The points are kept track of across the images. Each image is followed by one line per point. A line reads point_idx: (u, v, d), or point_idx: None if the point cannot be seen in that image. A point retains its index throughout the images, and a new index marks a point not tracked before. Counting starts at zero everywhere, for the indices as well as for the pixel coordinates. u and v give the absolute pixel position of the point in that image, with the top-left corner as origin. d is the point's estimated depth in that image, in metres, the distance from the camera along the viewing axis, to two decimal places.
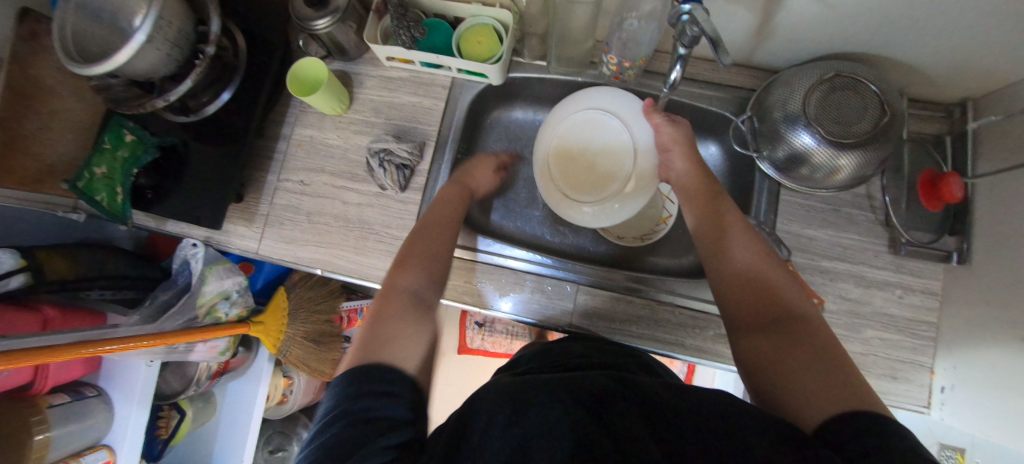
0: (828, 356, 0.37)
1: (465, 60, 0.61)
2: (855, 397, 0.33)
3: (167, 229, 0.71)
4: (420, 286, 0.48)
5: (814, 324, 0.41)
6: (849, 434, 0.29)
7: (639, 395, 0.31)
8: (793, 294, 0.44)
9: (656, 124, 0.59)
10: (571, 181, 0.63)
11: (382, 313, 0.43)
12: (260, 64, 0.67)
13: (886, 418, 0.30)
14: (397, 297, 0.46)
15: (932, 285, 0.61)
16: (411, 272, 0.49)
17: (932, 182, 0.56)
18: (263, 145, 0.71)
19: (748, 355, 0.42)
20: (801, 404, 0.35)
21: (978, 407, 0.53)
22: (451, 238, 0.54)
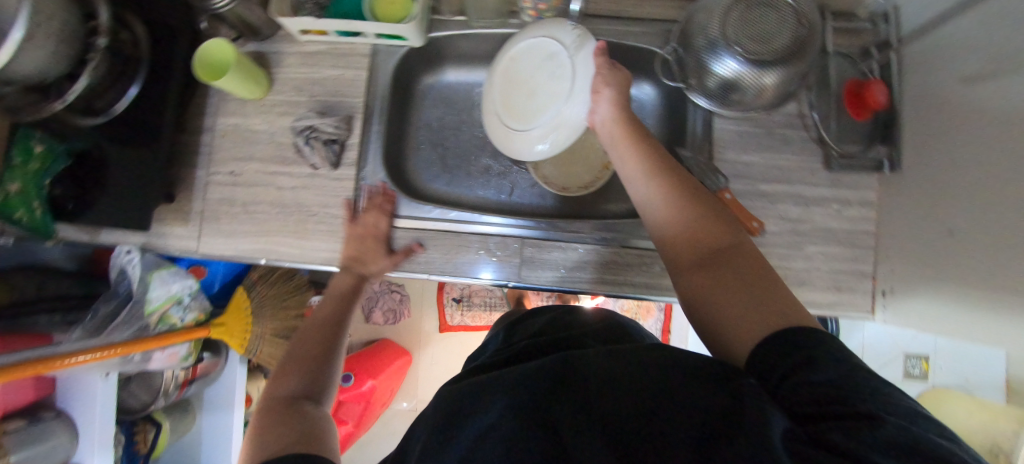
0: (759, 282, 0.38)
1: (378, 23, 0.58)
2: (783, 315, 0.34)
3: (101, 239, 0.68)
4: (296, 386, 0.48)
5: (746, 254, 0.41)
6: (780, 355, 0.31)
7: (583, 379, 0.33)
8: (723, 228, 0.44)
9: (597, 65, 0.54)
10: (510, 109, 0.63)
11: (260, 423, 0.42)
12: (166, 53, 0.63)
13: (810, 332, 0.31)
14: (273, 406, 0.44)
15: (867, 195, 0.62)
16: (284, 380, 0.49)
17: (857, 92, 0.57)
18: (187, 140, 0.68)
19: (689, 291, 0.43)
20: (737, 334, 0.36)
21: (918, 303, 0.55)
22: (333, 336, 0.56)
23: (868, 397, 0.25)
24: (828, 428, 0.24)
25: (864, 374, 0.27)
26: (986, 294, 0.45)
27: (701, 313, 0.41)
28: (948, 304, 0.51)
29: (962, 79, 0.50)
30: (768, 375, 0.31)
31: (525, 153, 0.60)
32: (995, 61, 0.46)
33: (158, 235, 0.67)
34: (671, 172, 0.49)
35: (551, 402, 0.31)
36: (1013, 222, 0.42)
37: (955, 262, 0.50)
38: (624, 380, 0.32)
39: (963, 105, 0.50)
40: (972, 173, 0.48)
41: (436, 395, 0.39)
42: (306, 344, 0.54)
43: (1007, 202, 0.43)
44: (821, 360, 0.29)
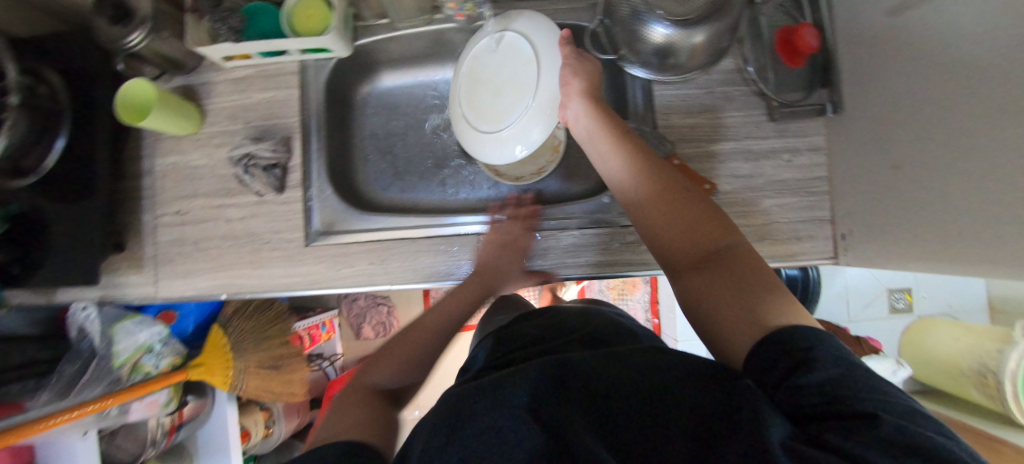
0: (757, 283, 0.36)
1: (298, 39, 0.56)
2: (781, 317, 0.33)
3: (58, 299, 0.66)
4: (386, 380, 0.49)
5: (741, 252, 0.39)
6: (777, 354, 0.30)
7: (581, 380, 0.33)
8: (723, 227, 0.43)
9: (565, 56, 0.54)
10: (477, 108, 0.60)
11: (344, 402, 0.43)
12: (87, 100, 0.61)
13: (806, 330, 0.30)
14: (363, 391, 0.45)
15: (816, 140, 0.62)
16: (380, 369, 0.50)
17: (787, 39, 0.56)
18: (128, 186, 0.67)
19: (687, 293, 0.42)
20: (733, 337, 0.35)
21: (878, 240, 0.55)
22: (438, 339, 0.55)
23: (868, 397, 0.25)
24: (829, 429, 0.24)
25: (862, 372, 0.27)
26: (951, 223, 0.45)
27: (698, 315, 0.40)
28: (906, 236, 0.51)
29: (890, 12, 0.50)
30: (764, 376, 0.30)
31: (495, 153, 0.58)
32: None
33: (114, 285, 0.66)
34: (658, 169, 0.48)
35: (552, 406, 0.31)
36: (973, 144, 0.42)
37: (907, 191, 0.50)
38: (627, 383, 0.32)
39: (894, 37, 0.50)
40: (920, 103, 0.48)
41: (438, 401, 0.37)
42: (416, 345, 0.54)
43: (960, 127, 0.43)
44: (817, 358, 0.28)
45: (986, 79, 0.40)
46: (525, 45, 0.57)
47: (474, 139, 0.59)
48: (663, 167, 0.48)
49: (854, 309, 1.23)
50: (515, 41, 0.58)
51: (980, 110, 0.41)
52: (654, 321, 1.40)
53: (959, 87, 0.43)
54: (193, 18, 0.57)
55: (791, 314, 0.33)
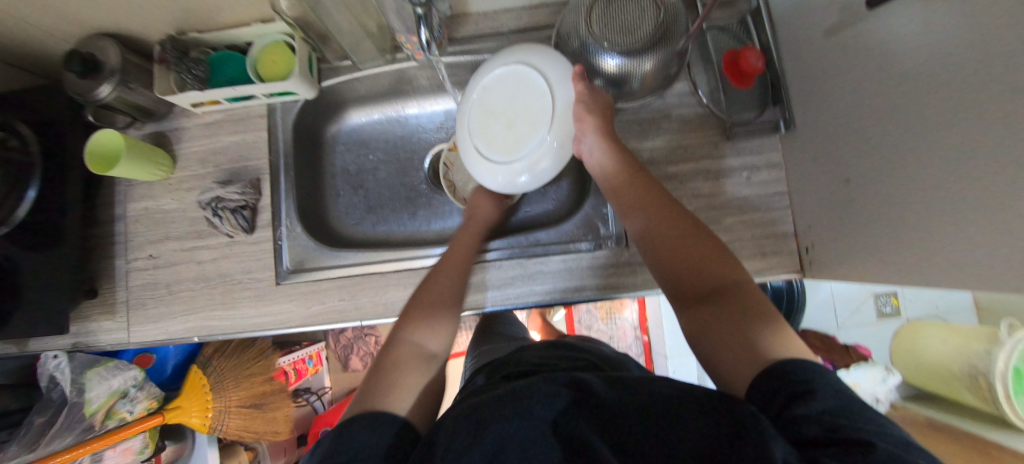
0: (760, 319, 0.37)
1: (263, 84, 0.59)
2: (783, 352, 0.34)
3: (31, 349, 0.67)
4: (430, 336, 0.50)
5: (742, 287, 0.41)
6: (779, 385, 0.31)
7: (594, 399, 0.34)
8: (729, 263, 0.43)
9: (579, 92, 0.54)
10: (486, 136, 0.58)
11: (383, 371, 0.45)
12: (59, 150, 0.63)
13: (809, 367, 0.31)
14: (404, 355, 0.47)
15: (773, 157, 0.63)
16: (423, 326, 0.50)
17: (734, 62, 0.58)
18: (101, 232, 0.67)
19: (690, 325, 0.42)
20: (737, 366, 0.36)
21: (837, 253, 0.56)
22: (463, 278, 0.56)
23: (867, 426, 0.26)
24: (821, 452, 0.25)
25: (858, 406, 0.28)
26: (900, 233, 0.45)
27: (698, 345, 0.41)
28: (860, 249, 0.52)
29: (822, 33, 0.52)
30: (767, 403, 0.31)
31: (507, 186, 0.57)
32: (846, 9, 0.48)
33: (85, 332, 0.66)
34: (667, 201, 0.50)
35: (567, 417, 0.32)
36: (909, 155, 0.42)
37: (856, 205, 0.51)
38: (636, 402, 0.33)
39: (828, 57, 0.52)
40: (857, 119, 0.49)
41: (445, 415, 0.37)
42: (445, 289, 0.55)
43: (892, 140, 0.45)
44: (817, 389, 0.29)
45: (914, 97, 0.41)
46: (537, 77, 0.55)
47: (486, 170, 0.57)
48: (671, 200, 0.50)
49: (841, 316, 1.22)
50: (527, 71, 0.56)
51: (910, 121, 0.42)
52: (644, 339, 1.39)
53: (889, 100, 0.44)
54: (162, 69, 0.61)
55: (791, 346, 0.35)
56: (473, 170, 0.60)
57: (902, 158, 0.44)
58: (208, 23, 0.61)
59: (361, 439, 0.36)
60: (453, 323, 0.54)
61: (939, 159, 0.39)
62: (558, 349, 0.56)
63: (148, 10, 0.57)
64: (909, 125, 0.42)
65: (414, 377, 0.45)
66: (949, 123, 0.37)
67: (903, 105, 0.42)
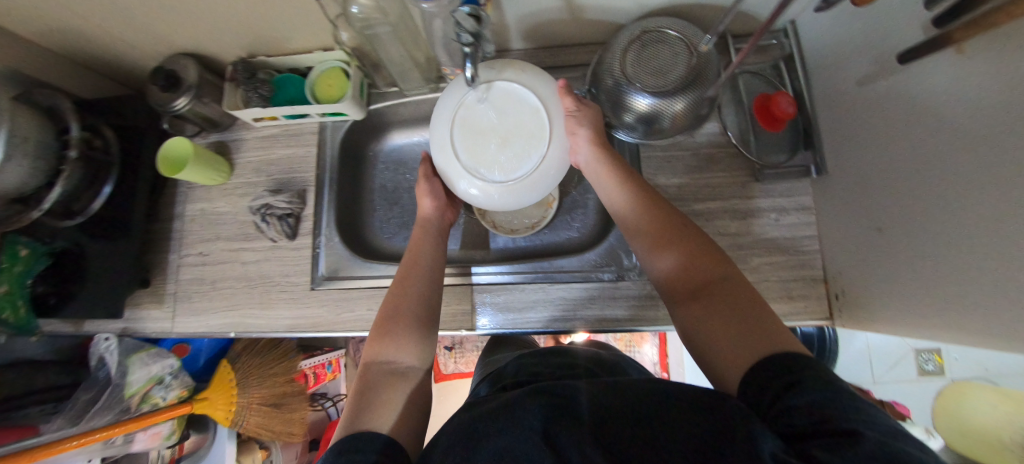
0: (754, 315, 0.38)
1: (318, 105, 0.64)
2: (772, 343, 0.35)
3: (85, 330, 0.73)
4: (400, 351, 0.52)
5: (735, 284, 0.42)
6: (769, 376, 0.32)
7: (575, 410, 0.34)
8: (715, 260, 0.45)
9: (568, 108, 0.57)
10: (475, 154, 0.55)
11: (364, 391, 0.48)
12: (135, 153, 0.70)
13: (795, 354, 0.33)
14: (379, 374, 0.49)
15: (803, 200, 0.63)
16: (393, 344, 0.52)
17: (765, 106, 0.59)
18: (160, 228, 0.74)
19: (685, 324, 0.44)
20: (730, 362, 0.37)
21: (867, 304, 0.54)
22: (421, 283, 0.57)
23: (859, 416, 0.27)
24: (813, 446, 0.26)
25: (848, 397, 0.28)
26: (934, 289, 0.44)
27: (698, 349, 0.42)
28: (891, 301, 0.50)
29: (856, 84, 0.53)
30: (760, 394, 0.32)
31: (508, 204, 0.56)
32: (880, 61, 0.48)
33: (135, 319, 0.71)
34: (656, 207, 0.52)
35: (557, 428, 0.33)
36: (946, 211, 0.42)
37: (886, 256, 0.51)
38: (616, 408, 0.33)
39: (860, 109, 0.53)
40: (888, 172, 0.49)
41: (446, 423, 0.39)
42: (408, 300, 0.56)
43: (924, 196, 0.44)
44: (804, 379, 0.30)
45: (946, 157, 0.41)
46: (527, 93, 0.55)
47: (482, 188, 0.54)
48: (661, 205, 0.52)
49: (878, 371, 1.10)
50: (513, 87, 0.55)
51: (946, 178, 0.41)
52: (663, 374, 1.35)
53: (925, 154, 0.44)
54: (232, 86, 0.68)
55: (784, 338, 0.36)
56: (463, 193, 0.56)
57: (936, 213, 0.43)
58: (274, 48, 0.68)
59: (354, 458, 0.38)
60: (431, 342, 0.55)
61: (970, 220, 0.39)
62: (552, 355, 0.57)
63: (227, 36, 0.65)
64: (945, 181, 0.42)
65: (392, 395, 0.48)
66: (983, 185, 0.37)
67: (940, 160, 0.42)
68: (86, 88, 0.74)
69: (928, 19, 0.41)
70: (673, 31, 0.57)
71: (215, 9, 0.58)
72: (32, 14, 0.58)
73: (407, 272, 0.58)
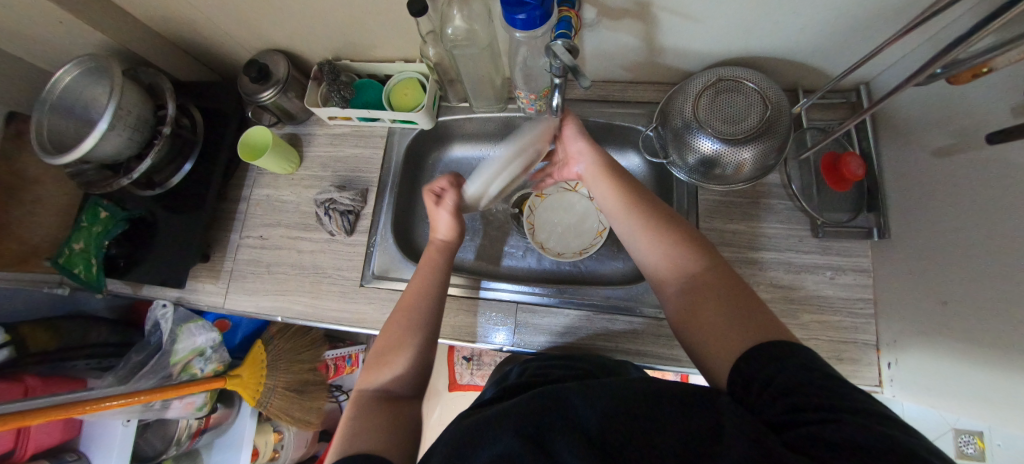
0: (746, 307, 0.40)
1: (393, 112, 0.68)
2: (759, 334, 0.37)
3: (142, 294, 0.75)
4: (394, 379, 0.49)
5: (725, 279, 0.43)
6: (760, 364, 0.34)
7: (576, 418, 0.33)
8: (703, 258, 0.46)
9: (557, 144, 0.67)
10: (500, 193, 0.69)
11: (355, 415, 0.44)
12: (217, 135, 0.74)
13: (784, 343, 0.34)
14: (370, 401, 0.46)
15: (861, 262, 0.62)
16: (388, 370, 0.49)
17: (834, 164, 0.58)
18: (226, 207, 0.77)
19: (675, 315, 0.45)
20: (723, 351, 0.38)
21: (922, 377, 0.53)
22: (422, 315, 0.54)
23: (840, 402, 0.28)
24: (804, 435, 0.27)
25: (834, 384, 0.30)
26: (1003, 375, 0.42)
27: (687, 335, 0.43)
28: (951, 379, 0.49)
29: (930, 154, 0.53)
30: (750, 385, 0.33)
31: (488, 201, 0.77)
32: (963, 135, 0.48)
33: (190, 290, 0.74)
34: (649, 208, 0.51)
35: (556, 436, 0.31)
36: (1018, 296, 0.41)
37: (941, 330, 0.50)
38: (617, 418, 0.32)
39: (934, 177, 0.52)
40: (949, 248, 0.49)
41: (448, 426, 0.38)
42: (403, 332, 0.52)
43: (988, 277, 0.44)
44: (790, 365, 0.32)
45: (1016, 238, 0.41)
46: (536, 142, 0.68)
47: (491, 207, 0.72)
48: (655, 205, 0.51)
49: None
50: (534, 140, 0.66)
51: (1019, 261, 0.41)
52: None
53: (999, 234, 0.43)
54: (315, 84, 0.72)
55: (776, 329, 0.37)
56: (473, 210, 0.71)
57: (1005, 296, 0.42)
58: (360, 55, 0.72)
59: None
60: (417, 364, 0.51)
61: None
62: (554, 360, 0.56)
63: (319, 39, 0.69)
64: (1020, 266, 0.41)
65: (379, 419, 0.43)
66: None
67: (1017, 244, 0.41)
68: (182, 71, 0.80)
69: (1021, 102, 0.41)
70: (751, 83, 0.58)
71: (314, 13, 0.62)
72: (152, 1, 0.63)
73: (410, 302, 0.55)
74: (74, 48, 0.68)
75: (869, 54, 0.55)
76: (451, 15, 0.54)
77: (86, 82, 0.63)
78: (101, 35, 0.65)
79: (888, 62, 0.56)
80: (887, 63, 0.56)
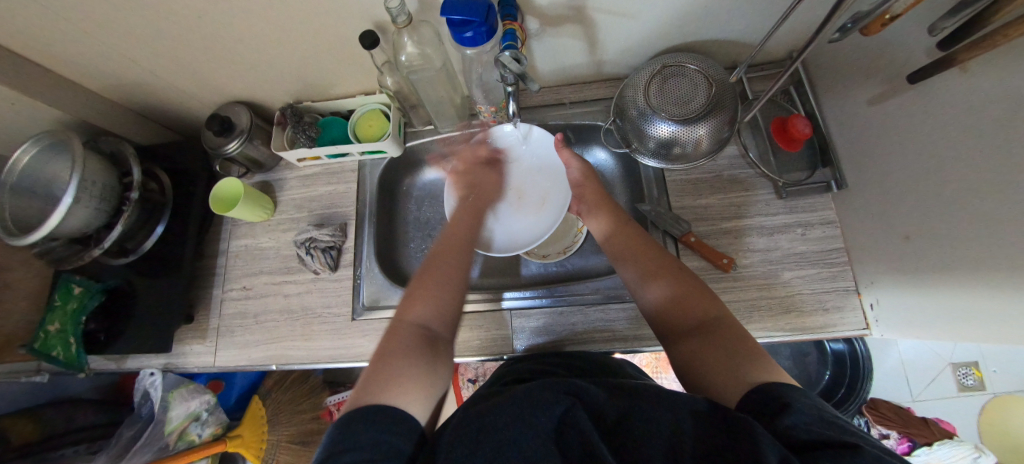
0: (742, 348, 0.40)
1: (360, 144, 0.70)
2: (759, 374, 0.37)
3: (127, 366, 0.73)
4: (429, 321, 0.48)
5: (729, 325, 0.43)
6: (765, 398, 0.33)
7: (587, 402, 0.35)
8: (706, 300, 0.47)
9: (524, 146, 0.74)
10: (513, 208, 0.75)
11: (389, 347, 0.43)
12: (187, 193, 0.74)
13: (784, 383, 0.34)
14: (405, 330, 0.46)
15: (827, 214, 0.65)
16: (424, 306, 0.49)
17: (782, 127, 0.62)
18: (205, 264, 0.76)
19: (681, 357, 0.44)
20: (725, 386, 0.37)
21: (904, 313, 0.55)
22: (459, 265, 0.55)
23: (849, 436, 0.28)
24: (820, 456, 0.27)
25: (838, 422, 0.30)
26: (974, 293, 0.45)
27: (688, 377, 0.42)
28: (931, 309, 0.51)
29: (865, 103, 0.57)
30: (758, 410, 0.33)
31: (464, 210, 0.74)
32: (891, 81, 0.52)
33: (177, 354, 0.71)
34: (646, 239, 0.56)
35: (568, 424, 0.32)
36: (970, 215, 0.44)
37: (912, 264, 0.52)
38: (623, 405, 0.35)
39: (874, 122, 0.56)
40: (900, 185, 0.52)
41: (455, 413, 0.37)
42: (441, 284, 0.52)
43: (941, 205, 0.47)
44: (795, 400, 0.32)
45: (957, 165, 0.45)
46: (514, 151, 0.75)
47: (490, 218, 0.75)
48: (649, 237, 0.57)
49: (916, 388, 1.08)
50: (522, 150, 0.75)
51: (966, 183, 0.44)
52: None
53: (941, 162, 0.47)
54: (279, 129, 0.73)
55: (770, 369, 0.37)
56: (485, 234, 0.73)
57: (959, 218, 0.45)
58: (320, 95, 0.74)
59: (367, 433, 0.33)
60: (456, 305, 0.51)
61: (992, 220, 0.41)
62: (554, 358, 0.57)
63: (279, 84, 0.71)
64: (965, 185, 0.44)
65: (412, 355, 0.43)
66: (995, 185, 0.41)
67: (959, 169, 0.44)
68: (143, 136, 0.80)
69: (932, 44, 0.46)
70: (693, 65, 0.62)
71: (270, 60, 0.64)
72: (108, 70, 0.64)
73: (444, 260, 0.55)
74: (29, 128, 0.68)
75: (793, 24, 0.60)
76: (403, 43, 0.56)
77: (46, 159, 0.63)
78: (55, 110, 0.65)
79: (809, 28, 0.61)
80: (811, 29, 0.61)
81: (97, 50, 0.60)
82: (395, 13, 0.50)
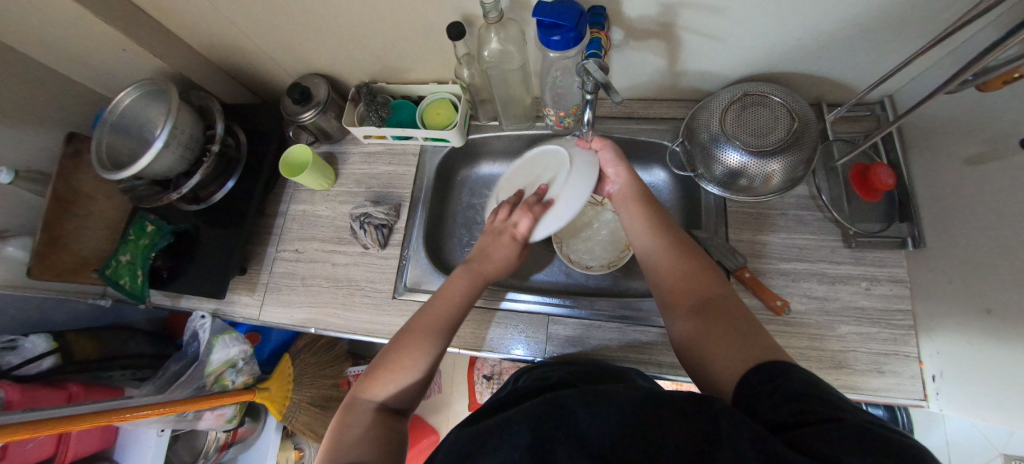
0: (747, 328, 0.40)
1: (426, 130, 0.72)
2: (762, 353, 0.36)
3: (181, 305, 0.78)
4: (397, 396, 0.48)
5: (736, 307, 0.42)
6: (761, 381, 0.33)
7: (573, 425, 0.31)
8: (715, 283, 0.46)
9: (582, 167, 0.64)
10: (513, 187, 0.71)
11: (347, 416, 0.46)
12: (258, 153, 0.78)
13: (787, 363, 0.34)
14: (362, 403, 0.47)
15: (897, 272, 0.62)
16: (388, 377, 0.48)
17: (863, 174, 0.59)
18: (264, 222, 0.80)
19: (684, 334, 0.44)
20: (730, 364, 0.37)
21: (970, 390, 0.51)
22: (431, 356, 0.50)
23: (838, 409, 0.27)
24: (805, 435, 0.26)
25: (830, 396, 0.29)
26: None
27: (692, 353, 0.42)
28: (1003, 392, 0.47)
29: (960, 162, 0.53)
30: (754, 396, 0.32)
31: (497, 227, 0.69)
32: (994, 143, 0.48)
33: (227, 302, 0.76)
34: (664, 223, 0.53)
35: (553, 443, 0.30)
36: None
37: (990, 341, 0.48)
38: (618, 429, 0.30)
39: (967, 184, 0.52)
40: (987, 255, 0.49)
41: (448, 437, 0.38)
42: (404, 367, 0.49)
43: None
44: (789, 381, 0.31)
45: None
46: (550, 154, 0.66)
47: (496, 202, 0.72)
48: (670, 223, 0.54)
49: None
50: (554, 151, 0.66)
51: None
52: None
53: None
54: (352, 105, 0.76)
55: (774, 349, 0.37)
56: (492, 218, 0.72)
57: None
58: (396, 78, 0.77)
59: None
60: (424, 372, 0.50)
61: None
62: (566, 366, 0.57)
63: (360, 63, 0.74)
64: None
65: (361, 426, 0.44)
66: None
67: None
68: (228, 94, 0.85)
69: None
70: (777, 97, 0.60)
71: (357, 39, 0.67)
72: (210, 30, 0.69)
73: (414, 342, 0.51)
74: (133, 74, 0.74)
75: (892, 68, 0.57)
76: (489, 38, 0.57)
77: (143, 104, 0.69)
78: (159, 60, 0.71)
79: (910, 74, 0.58)
80: (912, 76, 0.58)
81: (205, 11, 0.65)
82: (488, 8, 0.51)
